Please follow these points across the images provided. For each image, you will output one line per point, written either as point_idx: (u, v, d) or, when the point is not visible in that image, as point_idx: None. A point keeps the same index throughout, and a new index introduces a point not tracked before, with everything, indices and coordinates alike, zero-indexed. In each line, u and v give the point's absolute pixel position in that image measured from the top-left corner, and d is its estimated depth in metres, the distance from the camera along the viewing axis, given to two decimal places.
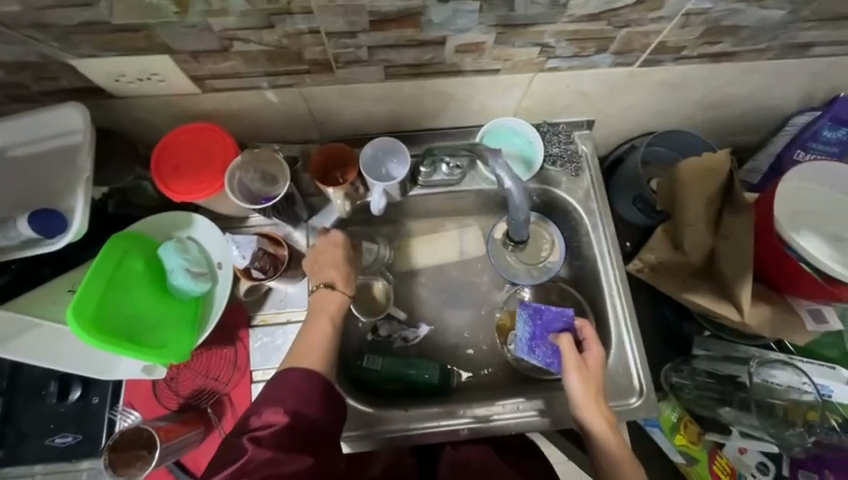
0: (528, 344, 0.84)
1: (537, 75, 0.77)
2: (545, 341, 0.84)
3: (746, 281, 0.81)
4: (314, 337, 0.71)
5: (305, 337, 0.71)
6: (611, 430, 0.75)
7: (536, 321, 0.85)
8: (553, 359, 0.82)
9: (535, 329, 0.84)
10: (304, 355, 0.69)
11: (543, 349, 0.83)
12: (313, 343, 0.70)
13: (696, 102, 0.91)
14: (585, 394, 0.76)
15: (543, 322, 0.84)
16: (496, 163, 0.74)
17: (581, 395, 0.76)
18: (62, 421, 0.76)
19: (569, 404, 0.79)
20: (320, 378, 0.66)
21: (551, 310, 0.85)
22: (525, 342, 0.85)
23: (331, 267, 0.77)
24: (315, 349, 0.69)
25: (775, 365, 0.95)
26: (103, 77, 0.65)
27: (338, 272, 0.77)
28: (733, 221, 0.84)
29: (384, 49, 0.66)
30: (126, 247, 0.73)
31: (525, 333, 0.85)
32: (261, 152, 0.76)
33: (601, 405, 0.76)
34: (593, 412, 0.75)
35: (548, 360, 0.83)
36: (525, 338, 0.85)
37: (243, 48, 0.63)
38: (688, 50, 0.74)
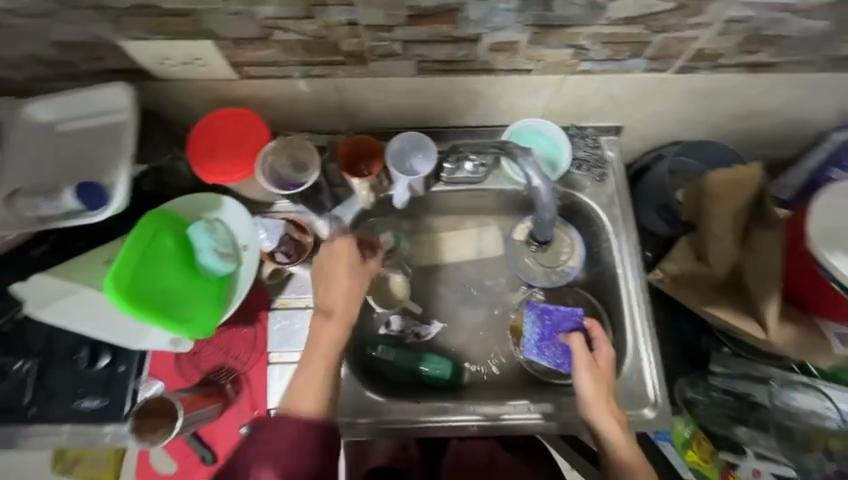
0: (538, 345, 0.87)
1: (568, 77, 0.77)
2: (554, 342, 0.87)
3: (773, 299, 0.79)
4: (312, 378, 0.69)
5: (307, 374, 0.70)
6: (622, 431, 0.74)
7: (544, 321, 0.88)
8: (563, 359, 0.86)
9: (544, 329, 0.87)
10: (301, 402, 0.67)
11: (553, 349, 0.87)
12: (311, 386, 0.69)
13: (730, 112, 0.89)
14: (596, 393, 0.76)
15: (551, 322, 0.87)
16: (525, 162, 0.75)
17: (591, 395, 0.76)
18: (89, 386, 0.80)
19: (578, 404, 0.79)
20: (318, 431, 0.63)
21: (560, 310, 0.88)
22: (533, 343, 0.87)
23: (334, 292, 0.74)
24: (311, 395, 0.68)
25: (796, 388, 0.93)
26: (149, 59, 0.67)
27: (342, 302, 0.73)
28: (763, 236, 0.83)
29: (418, 45, 0.67)
30: (160, 224, 0.77)
31: (533, 335, 0.88)
32: (294, 139, 0.78)
33: (611, 406, 0.76)
34: (603, 413, 0.75)
35: (557, 360, 0.86)
36: (533, 339, 0.87)
37: (283, 37, 0.65)
38: (727, 58, 0.73)
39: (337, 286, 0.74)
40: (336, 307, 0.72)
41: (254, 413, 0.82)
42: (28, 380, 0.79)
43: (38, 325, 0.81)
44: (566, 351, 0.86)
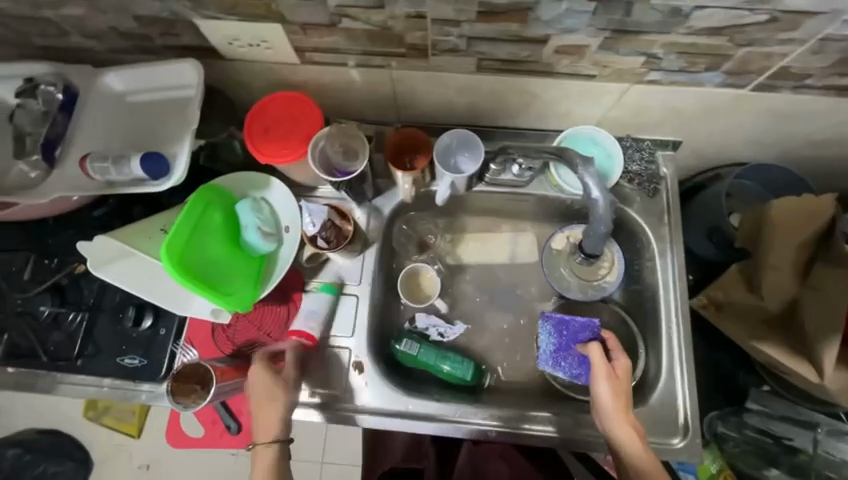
0: (554, 356, 0.85)
1: (633, 86, 0.73)
2: (571, 354, 0.84)
3: (834, 342, 0.73)
4: None
5: None
6: (642, 445, 0.71)
7: (561, 332, 0.85)
8: (580, 371, 0.83)
9: (562, 340, 0.85)
10: None
11: (570, 360, 0.84)
12: None
13: (804, 137, 0.83)
14: (615, 403, 0.74)
15: (569, 333, 0.85)
16: (585, 173, 0.72)
17: (608, 401, 0.75)
18: (132, 344, 0.84)
19: (594, 411, 0.77)
20: None
21: (578, 322, 0.85)
22: (550, 353, 0.85)
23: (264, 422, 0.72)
24: None
25: (843, 440, 0.86)
26: (219, 38, 0.69)
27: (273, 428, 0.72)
28: (825, 271, 0.76)
29: (482, 42, 0.66)
30: (209, 198, 0.79)
31: (548, 346, 0.85)
32: (348, 128, 0.79)
33: (630, 418, 0.74)
34: (622, 425, 0.73)
35: (575, 370, 0.83)
36: (548, 351, 0.85)
37: (349, 26, 0.65)
38: (814, 78, 0.67)
39: (262, 412, 0.73)
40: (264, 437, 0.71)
41: None
42: (79, 332, 0.84)
43: (93, 282, 0.86)
44: (584, 361, 0.83)
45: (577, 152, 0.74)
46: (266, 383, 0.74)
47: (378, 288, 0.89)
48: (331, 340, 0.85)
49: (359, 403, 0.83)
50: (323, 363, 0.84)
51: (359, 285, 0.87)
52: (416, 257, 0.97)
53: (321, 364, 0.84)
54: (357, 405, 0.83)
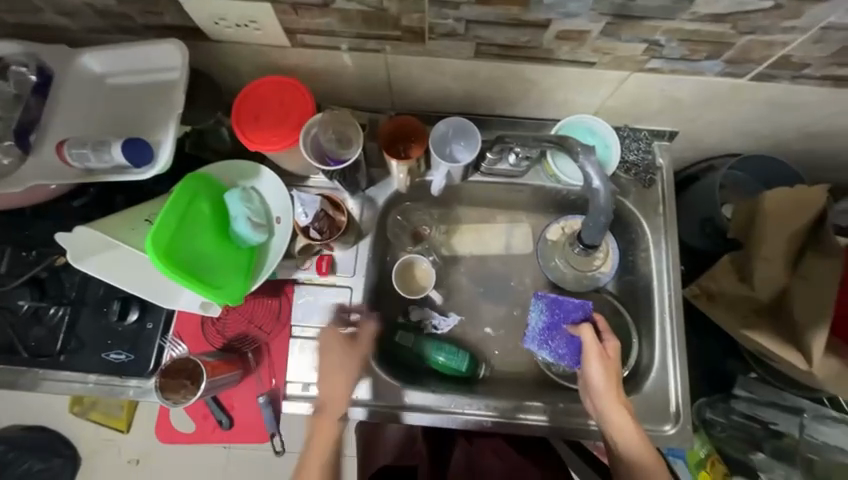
0: (543, 333, 0.85)
1: (633, 74, 0.72)
2: (561, 332, 0.84)
3: (822, 330, 0.75)
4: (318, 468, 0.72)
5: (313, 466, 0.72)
6: (631, 422, 0.73)
7: (553, 310, 0.85)
8: (566, 350, 0.83)
9: (552, 318, 0.85)
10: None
11: (558, 340, 0.84)
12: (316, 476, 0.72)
13: (799, 128, 0.84)
14: (606, 384, 0.75)
15: (561, 313, 0.85)
16: (588, 161, 0.71)
17: (600, 382, 0.76)
18: (117, 339, 0.81)
19: (586, 392, 0.78)
20: None
21: (571, 301, 0.85)
22: (537, 332, 0.85)
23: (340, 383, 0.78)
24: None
25: (826, 423, 0.89)
26: (204, 18, 0.66)
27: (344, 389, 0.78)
28: (817, 262, 0.77)
29: (482, 26, 0.63)
30: (196, 188, 0.75)
31: (538, 323, 0.86)
32: (341, 114, 0.76)
33: (620, 396, 0.75)
34: (614, 404, 0.74)
35: (560, 351, 0.83)
36: (537, 329, 0.86)
37: (343, 6, 0.62)
38: (812, 68, 0.67)
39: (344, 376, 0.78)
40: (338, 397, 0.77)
41: (272, 384, 0.83)
42: (61, 327, 0.81)
43: (74, 274, 0.83)
44: (570, 342, 0.83)
45: (577, 141, 0.73)
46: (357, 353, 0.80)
47: (372, 280, 0.88)
48: None
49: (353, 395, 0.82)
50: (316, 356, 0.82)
51: (352, 276, 0.86)
52: (411, 248, 0.95)
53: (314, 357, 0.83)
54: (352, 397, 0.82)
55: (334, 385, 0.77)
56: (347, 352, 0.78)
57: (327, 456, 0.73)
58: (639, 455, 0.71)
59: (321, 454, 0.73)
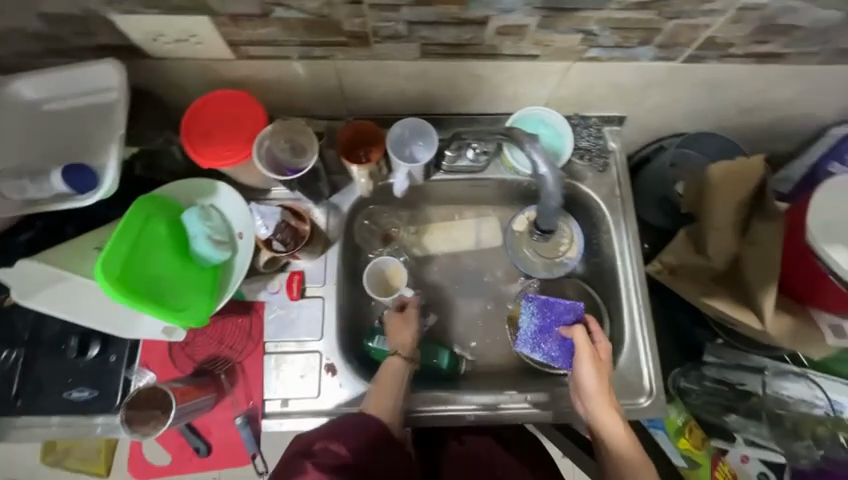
0: (536, 336, 0.84)
1: (575, 64, 0.75)
2: (554, 334, 0.83)
3: (772, 289, 0.79)
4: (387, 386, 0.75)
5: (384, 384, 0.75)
6: (622, 425, 0.75)
7: (545, 312, 0.84)
8: (559, 353, 0.82)
9: (544, 321, 0.84)
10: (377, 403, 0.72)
11: (550, 343, 0.83)
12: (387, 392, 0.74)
13: (734, 104, 0.89)
14: (598, 387, 0.77)
15: (553, 315, 0.84)
16: (533, 148, 0.73)
17: (592, 385, 0.77)
18: (79, 376, 0.77)
19: (577, 392, 0.80)
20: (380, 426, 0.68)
21: (562, 303, 0.84)
22: (530, 335, 0.84)
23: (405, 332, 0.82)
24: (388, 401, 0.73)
25: (789, 378, 0.95)
26: (141, 35, 0.64)
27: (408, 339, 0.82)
28: (762, 229, 0.83)
29: (425, 26, 0.65)
30: (150, 211, 0.73)
31: (530, 327, 0.84)
32: (294, 123, 0.75)
33: (611, 399, 0.77)
34: (607, 408, 0.76)
35: (553, 353, 0.83)
36: (529, 332, 0.84)
37: (283, 15, 0.62)
38: (736, 47, 0.72)
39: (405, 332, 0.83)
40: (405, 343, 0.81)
41: (250, 404, 0.80)
42: (15, 370, 0.76)
43: (27, 313, 0.78)
44: (563, 345, 0.82)
45: (523, 131, 0.75)
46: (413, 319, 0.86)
47: (343, 288, 0.87)
48: (299, 345, 0.82)
49: (335, 405, 0.80)
50: (292, 368, 0.81)
51: (323, 286, 0.85)
52: (382, 251, 0.95)
53: (287, 370, 0.81)
54: (333, 408, 0.80)
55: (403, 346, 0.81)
56: (412, 324, 0.84)
57: (396, 388, 0.75)
58: (630, 458, 0.72)
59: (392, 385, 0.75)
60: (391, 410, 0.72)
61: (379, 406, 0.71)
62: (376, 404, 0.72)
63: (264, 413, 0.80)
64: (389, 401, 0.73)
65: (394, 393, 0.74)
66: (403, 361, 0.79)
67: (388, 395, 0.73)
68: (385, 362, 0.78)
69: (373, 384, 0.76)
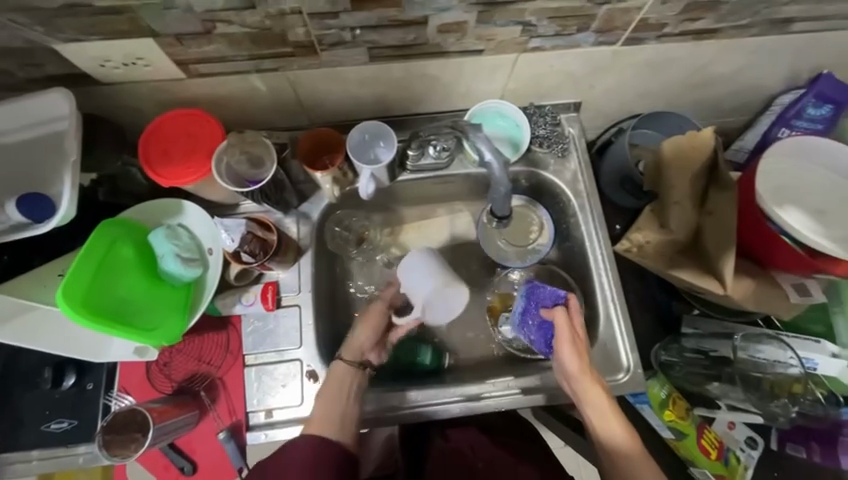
0: (520, 318, 0.84)
1: (521, 55, 0.78)
2: (536, 316, 0.82)
3: (730, 254, 0.81)
4: (325, 400, 0.75)
5: (323, 399, 0.75)
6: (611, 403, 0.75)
7: (529, 296, 0.83)
8: (537, 335, 0.82)
9: (528, 305, 0.82)
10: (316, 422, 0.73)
11: (532, 324, 0.82)
12: (324, 407, 0.74)
13: (681, 82, 0.92)
14: (581, 367, 0.76)
15: (536, 300, 0.81)
16: (477, 138, 0.76)
17: (575, 367, 0.76)
18: (56, 407, 0.78)
19: (560, 372, 0.79)
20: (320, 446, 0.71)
21: (545, 288, 0.81)
22: (517, 315, 0.85)
23: (363, 334, 0.80)
24: (325, 413, 0.74)
25: (762, 341, 0.93)
26: (88, 61, 0.66)
27: (368, 337, 0.80)
28: (718, 197, 0.84)
29: (367, 30, 0.67)
30: (116, 235, 0.74)
31: (518, 307, 0.85)
32: (247, 134, 0.77)
33: (600, 382, 0.76)
34: (598, 392, 0.75)
35: (532, 335, 0.83)
36: (518, 312, 0.85)
37: (226, 30, 0.64)
38: (670, 27, 0.75)
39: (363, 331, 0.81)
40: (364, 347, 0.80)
41: (233, 419, 0.81)
42: None
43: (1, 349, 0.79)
44: (542, 327, 0.81)
45: (468, 123, 0.79)
46: (378, 321, 0.81)
47: (318, 294, 0.87)
48: (279, 354, 0.82)
49: None
50: (275, 379, 0.81)
51: (299, 294, 0.85)
52: (357, 255, 0.95)
53: (271, 380, 0.81)
54: None
55: (357, 347, 0.80)
56: (375, 327, 0.81)
57: (339, 398, 0.75)
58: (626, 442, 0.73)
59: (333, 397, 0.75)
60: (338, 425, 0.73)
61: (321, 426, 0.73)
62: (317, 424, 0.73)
63: (249, 426, 0.80)
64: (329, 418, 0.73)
65: (339, 410, 0.74)
66: (351, 365, 0.78)
67: (329, 410, 0.74)
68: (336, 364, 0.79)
69: (318, 398, 0.76)
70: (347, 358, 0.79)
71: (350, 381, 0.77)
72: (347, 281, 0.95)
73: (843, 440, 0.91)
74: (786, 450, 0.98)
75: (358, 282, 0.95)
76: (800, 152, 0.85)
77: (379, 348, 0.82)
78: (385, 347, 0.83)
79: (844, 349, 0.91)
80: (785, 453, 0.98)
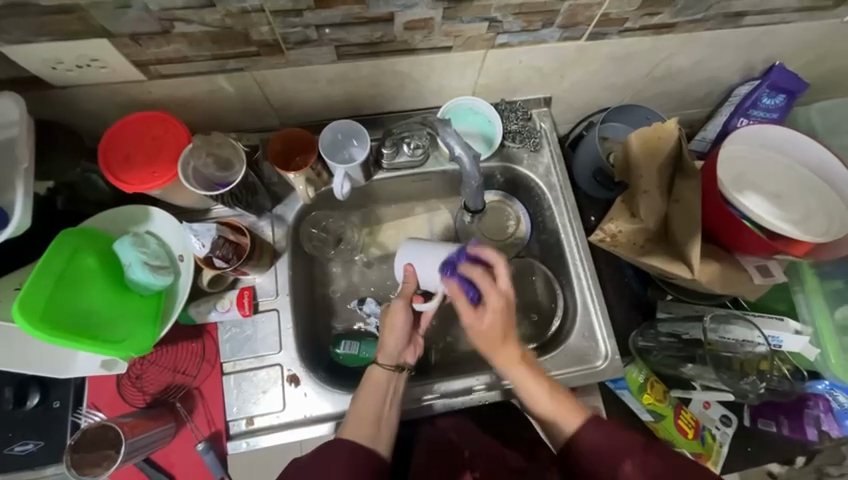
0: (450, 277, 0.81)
1: (489, 52, 0.79)
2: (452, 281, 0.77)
3: (697, 240, 0.83)
4: (364, 402, 0.72)
5: (361, 403, 0.72)
6: (526, 371, 0.71)
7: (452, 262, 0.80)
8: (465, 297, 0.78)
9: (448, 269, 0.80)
10: (352, 428, 0.69)
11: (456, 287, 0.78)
12: (363, 411, 0.71)
13: (645, 76, 0.95)
14: (489, 337, 0.71)
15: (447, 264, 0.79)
16: (446, 133, 0.77)
17: (482, 337, 0.71)
18: (21, 429, 0.78)
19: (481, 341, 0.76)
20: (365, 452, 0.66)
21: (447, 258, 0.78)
22: None
23: (390, 337, 0.76)
24: (366, 419, 0.70)
25: (730, 321, 0.96)
26: (39, 64, 0.64)
27: (399, 338, 0.76)
28: (684, 186, 0.86)
29: (333, 28, 0.66)
30: (76, 245, 0.72)
31: None
32: (214, 137, 0.76)
33: (515, 355, 0.71)
34: (512, 362, 0.71)
35: None
36: None
37: (186, 29, 0.63)
38: (631, 22, 0.77)
39: (389, 334, 0.76)
40: (396, 349, 0.76)
41: (212, 429, 0.80)
42: None
43: None
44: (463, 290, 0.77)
45: (439, 118, 0.79)
46: (404, 318, 0.77)
47: (298, 298, 0.86)
48: (259, 360, 0.81)
49: (303, 415, 0.79)
50: (253, 384, 0.80)
51: (276, 298, 0.84)
52: (336, 256, 0.94)
53: (248, 384, 0.80)
54: (301, 418, 0.79)
55: (388, 350, 0.76)
56: (401, 327, 0.77)
57: (378, 404, 0.72)
58: (545, 405, 0.71)
59: (376, 404, 0.71)
60: (376, 435, 0.69)
61: (360, 434, 0.68)
62: (357, 431, 0.68)
63: (230, 435, 0.78)
64: (370, 425, 0.69)
65: (376, 410, 0.71)
66: (388, 369, 0.75)
67: (369, 415, 0.70)
68: (371, 370, 0.75)
69: (355, 398, 0.73)
70: (382, 363, 0.75)
71: (391, 385, 0.74)
72: (327, 283, 0.94)
73: (807, 412, 0.98)
74: (758, 425, 1.02)
75: (337, 284, 0.94)
76: (758, 140, 0.89)
77: (413, 346, 0.79)
78: (419, 341, 0.80)
79: (805, 325, 0.95)
80: (757, 428, 1.02)
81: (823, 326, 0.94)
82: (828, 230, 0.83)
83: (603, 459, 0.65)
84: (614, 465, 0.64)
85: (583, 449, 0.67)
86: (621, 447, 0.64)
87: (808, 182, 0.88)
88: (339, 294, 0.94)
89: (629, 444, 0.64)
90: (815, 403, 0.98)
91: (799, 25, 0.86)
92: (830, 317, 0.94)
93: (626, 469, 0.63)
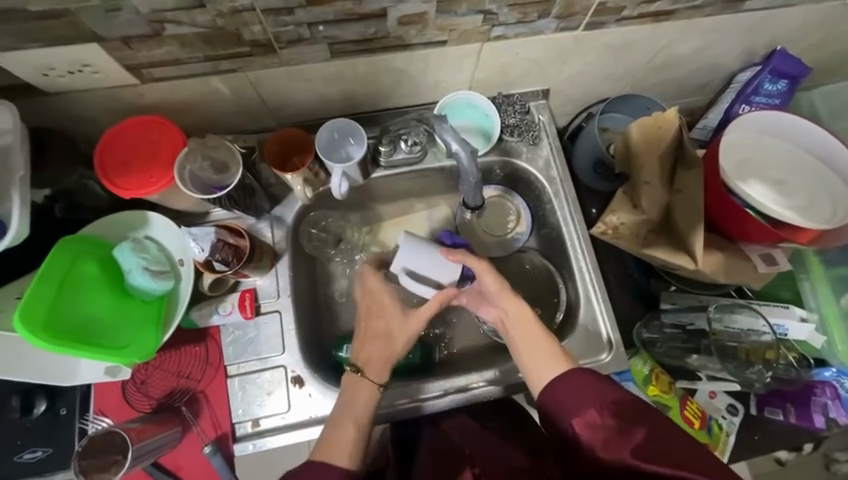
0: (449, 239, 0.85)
1: (484, 45, 0.78)
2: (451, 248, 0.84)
3: (699, 230, 0.82)
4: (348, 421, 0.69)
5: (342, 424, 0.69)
6: (527, 319, 0.74)
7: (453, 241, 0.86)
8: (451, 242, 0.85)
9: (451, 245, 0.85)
10: (333, 450, 0.66)
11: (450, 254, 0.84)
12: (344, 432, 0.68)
13: (644, 65, 0.93)
14: (498, 288, 0.76)
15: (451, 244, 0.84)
16: (443, 129, 0.76)
17: (494, 289, 0.76)
18: (30, 436, 0.80)
19: (490, 303, 0.79)
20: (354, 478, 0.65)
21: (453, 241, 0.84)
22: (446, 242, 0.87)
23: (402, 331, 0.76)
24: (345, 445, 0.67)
25: (735, 311, 0.95)
26: (31, 71, 0.64)
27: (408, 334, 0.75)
28: (685, 176, 0.85)
29: (326, 26, 0.66)
30: (76, 252, 0.73)
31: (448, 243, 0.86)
32: (209, 139, 0.76)
33: (518, 310, 0.75)
34: (515, 317, 0.75)
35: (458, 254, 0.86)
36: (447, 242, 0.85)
37: (177, 31, 0.62)
38: (628, 10, 0.76)
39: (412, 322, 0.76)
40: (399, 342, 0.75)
41: (218, 432, 0.80)
42: None
43: None
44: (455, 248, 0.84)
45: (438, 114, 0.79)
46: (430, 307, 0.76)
47: (301, 299, 0.87)
48: (262, 362, 0.81)
49: (307, 416, 0.79)
50: (256, 386, 0.80)
51: (278, 299, 0.83)
52: (336, 255, 0.93)
53: (251, 384, 0.80)
54: (305, 419, 0.79)
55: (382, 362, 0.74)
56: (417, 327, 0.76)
57: (362, 417, 0.70)
58: (540, 349, 0.71)
59: (361, 415, 0.70)
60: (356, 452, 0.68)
61: (340, 452, 0.66)
62: (340, 453, 0.66)
63: (235, 437, 0.78)
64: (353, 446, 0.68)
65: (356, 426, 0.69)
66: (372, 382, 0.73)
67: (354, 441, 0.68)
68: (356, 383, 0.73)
69: (340, 408, 0.71)
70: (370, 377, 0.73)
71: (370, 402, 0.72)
72: (327, 282, 0.93)
73: (814, 399, 0.98)
74: (766, 414, 1.00)
75: (338, 284, 0.93)
76: (762, 126, 0.88)
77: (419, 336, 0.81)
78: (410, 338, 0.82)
79: (811, 312, 0.95)
80: (764, 416, 1.00)
81: (829, 313, 0.94)
82: (832, 216, 0.82)
83: (580, 399, 0.65)
84: (585, 405, 0.64)
85: (565, 389, 0.66)
86: (603, 395, 0.64)
87: (812, 168, 0.86)
88: (339, 293, 0.93)
89: (612, 394, 0.64)
90: (822, 390, 0.98)
91: (800, 8, 0.84)
92: (836, 304, 0.94)
93: (600, 411, 0.63)
